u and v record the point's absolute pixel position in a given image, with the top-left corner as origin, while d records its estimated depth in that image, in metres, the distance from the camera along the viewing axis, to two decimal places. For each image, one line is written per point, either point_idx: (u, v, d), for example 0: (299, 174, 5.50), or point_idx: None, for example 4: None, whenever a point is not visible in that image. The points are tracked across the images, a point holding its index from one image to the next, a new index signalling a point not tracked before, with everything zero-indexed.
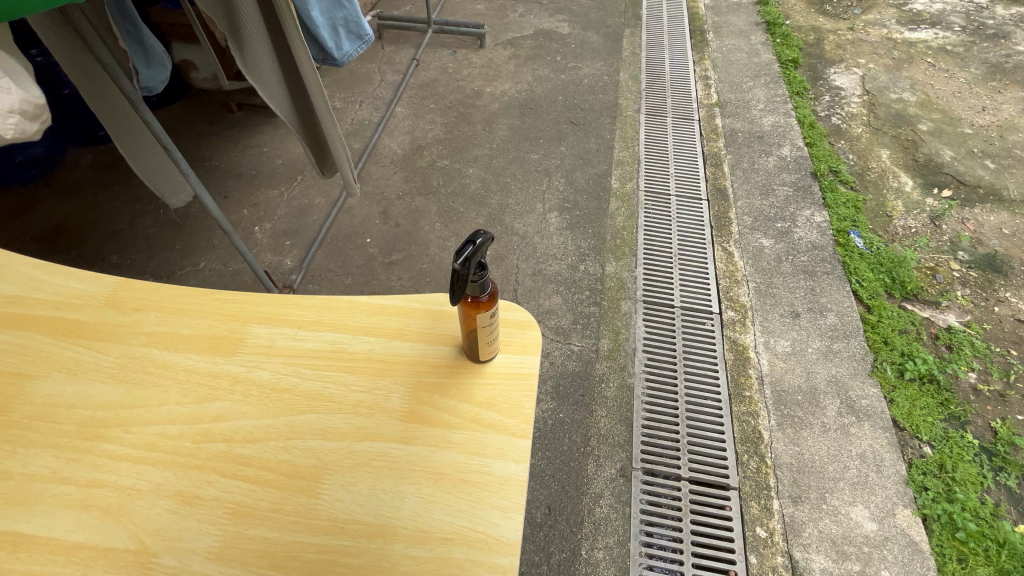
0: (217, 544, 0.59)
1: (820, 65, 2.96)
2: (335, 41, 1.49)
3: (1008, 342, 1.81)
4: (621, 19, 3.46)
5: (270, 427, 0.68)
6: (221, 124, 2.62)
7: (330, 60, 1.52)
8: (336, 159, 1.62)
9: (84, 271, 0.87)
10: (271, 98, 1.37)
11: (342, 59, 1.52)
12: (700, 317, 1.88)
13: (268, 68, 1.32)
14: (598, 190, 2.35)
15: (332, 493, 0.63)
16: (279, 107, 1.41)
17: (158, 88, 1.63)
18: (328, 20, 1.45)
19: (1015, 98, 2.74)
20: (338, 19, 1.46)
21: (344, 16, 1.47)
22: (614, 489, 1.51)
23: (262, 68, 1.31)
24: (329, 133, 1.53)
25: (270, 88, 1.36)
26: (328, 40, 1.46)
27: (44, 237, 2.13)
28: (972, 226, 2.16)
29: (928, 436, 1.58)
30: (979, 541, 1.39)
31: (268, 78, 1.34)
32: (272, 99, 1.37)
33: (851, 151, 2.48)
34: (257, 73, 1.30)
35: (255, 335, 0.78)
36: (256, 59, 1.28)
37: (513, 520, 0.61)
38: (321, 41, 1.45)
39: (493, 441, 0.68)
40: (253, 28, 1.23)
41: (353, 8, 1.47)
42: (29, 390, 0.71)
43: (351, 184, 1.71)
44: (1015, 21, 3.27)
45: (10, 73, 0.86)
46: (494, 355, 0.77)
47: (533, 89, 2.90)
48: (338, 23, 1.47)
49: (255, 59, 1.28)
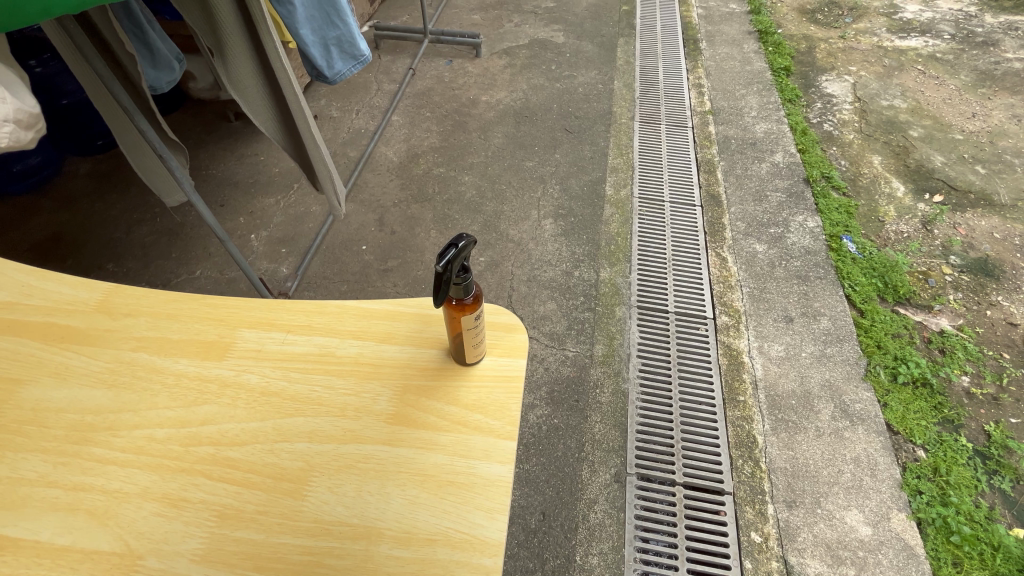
0: (203, 546, 0.59)
1: (812, 73, 3.00)
2: (327, 60, 1.51)
3: (1001, 345, 1.82)
4: (616, 28, 3.50)
5: (257, 430, 0.69)
6: (218, 133, 2.64)
7: (322, 77, 1.55)
8: (321, 178, 1.64)
9: (75, 277, 0.87)
10: (254, 112, 1.41)
11: (334, 77, 1.54)
12: (695, 322, 1.89)
13: (252, 84, 1.36)
14: (593, 197, 2.36)
15: (318, 495, 0.63)
16: (263, 122, 1.45)
17: (165, 88, 1.65)
18: (320, 38, 1.47)
19: (1005, 105, 2.77)
20: (330, 38, 1.47)
21: (338, 36, 1.47)
22: (609, 495, 1.51)
23: (245, 84, 1.35)
24: (313, 152, 1.54)
25: (254, 104, 1.40)
26: (319, 58, 1.49)
27: (40, 246, 2.14)
28: (964, 231, 2.18)
29: (921, 440, 1.59)
30: (973, 544, 1.39)
31: (252, 94, 1.38)
32: (254, 114, 1.41)
33: (843, 157, 2.50)
34: (240, 88, 1.34)
35: (245, 339, 0.79)
36: (241, 76, 1.33)
37: (496, 521, 0.61)
38: (312, 59, 1.48)
39: (479, 443, 0.68)
40: (239, 47, 1.28)
41: (346, 30, 1.47)
42: (18, 396, 0.71)
43: (336, 204, 1.73)
44: (1003, 29, 3.32)
45: (6, 84, 0.87)
46: (482, 358, 0.77)
47: (528, 97, 2.93)
48: (331, 43, 1.49)
49: (239, 76, 1.32)
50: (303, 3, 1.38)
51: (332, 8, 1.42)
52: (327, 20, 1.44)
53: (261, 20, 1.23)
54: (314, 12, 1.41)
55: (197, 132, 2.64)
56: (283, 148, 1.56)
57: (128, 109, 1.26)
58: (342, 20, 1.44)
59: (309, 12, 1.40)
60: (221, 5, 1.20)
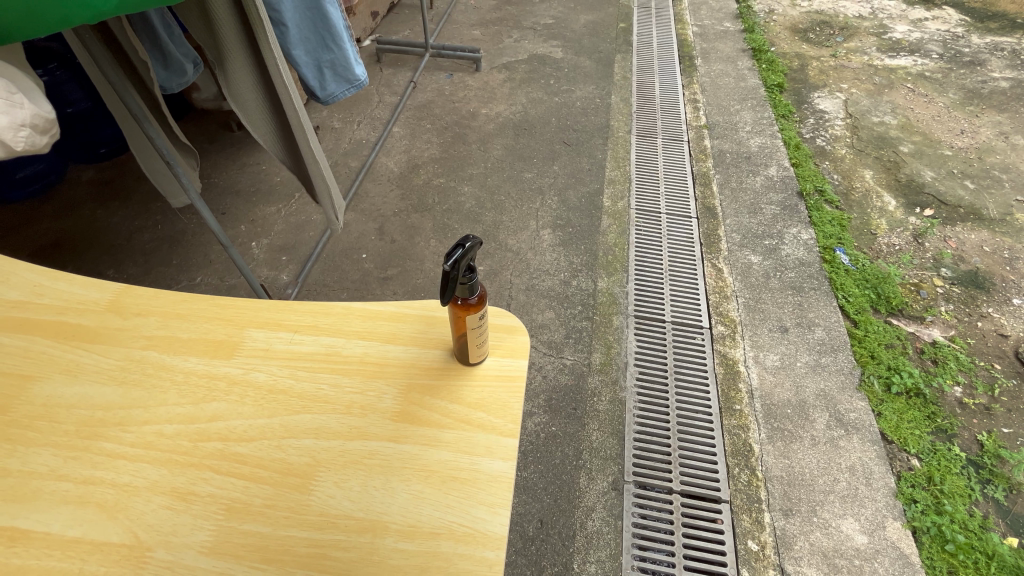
0: (211, 539, 0.60)
1: (804, 89, 3.07)
2: (320, 81, 1.55)
3: (992, 356, 1.85)
4: (613, 44, 3.58)
5: (264, 427, 0.70)
6: (221, 143, 2.67)
7: (315, 97, 1.58)
8: (320, 192, 1.66)
9: (86, 278, 0.89)
10: (253, 125, 1.46)
11: (326, 98, 1.58)
12: (691, 332, 1.91)
13: (252, 97, 1.41)
14: (591, 208, 2.40)
15: (324, 490, 0.65)
16: (261, 134, 1.49)
17: (175, 89, 1.73)
18: (313, 60, 1.51)
19: (992, 122, 2.84)
20: (324, 62, 1.51)
21: (331, 60, 1.51)
22: (607, 502, 1.52)
23: (244, 97, 1.40)
24: (312, 167, 1.57)
25: (252, 116, 1.44)
26: (311, 79, 1.53)
27: (41, 252, 2.15)
28: (954, 244, 2.22)
29: (915, 449, 1.61)
30: (968, 553, 1.41)
31: (252, 107, 1.43)
32: (253, 126, 1.46)
33: (836, 171, 2.56)
34: (239, 101, 1.39)
35: (253, 339, 0.81)
36: (241, 90, 1.38)
37: (499, 515, 0.62)
38: (304, 79, 1.53)
39: (481, 439, 0.70)
40: (239, 61, 1.32)
41: (340, 54, 1.50)
42: (30, 392, 0.72)
43: (334, 217, 1.76)
44: (989, 50, 3.41)
45: (24, 90, 0.90)
46: (484, 358, 0.79)
47: (527, 110, 2.99)
48: (324, 65, 1.52)
49: (239, 89, 1.37)
50: (298, 25, 1.43)
51: (328, 33, 1.45)
52: (321, 44, 1.48)
53: (259, 39, 1.26)
54: (309, 34, 1.46)
55: (199, 142, 2.67)
56: (280, 159, 1.60)
57: (138, 116, 1.28)
58: (336, 45, 1.48)
59: (303, 33, 1.45)
60: (223, 22, 1.24)
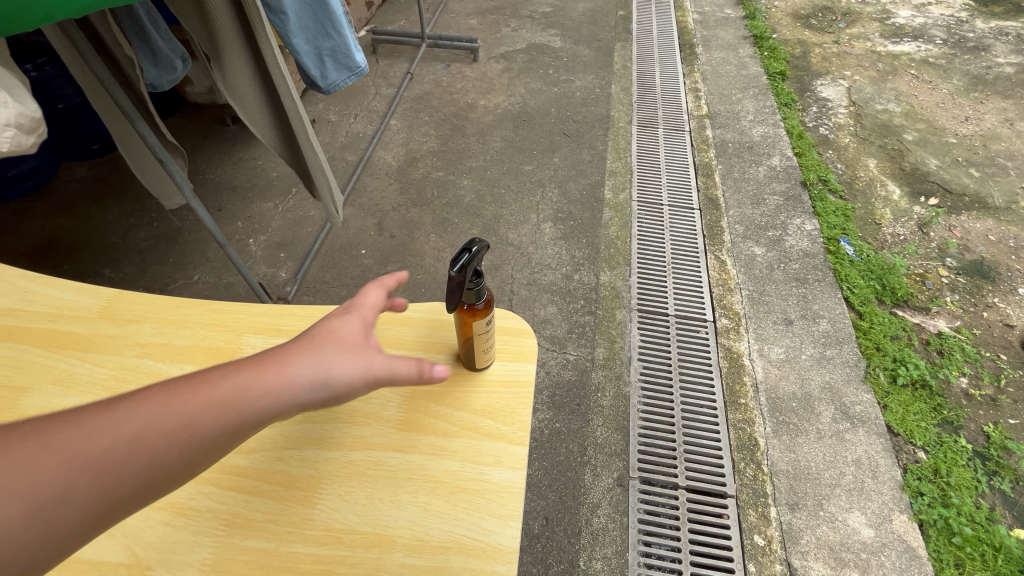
0: (212, 556, 0.59)
1: (807, 77, 3.02)
2: (321, 70, 1.51)
3: (998, 346, 1.83)
4: (612, 33, 3.52)
5: (265, 437, 0.69)
6: (216, 137, 2.63)
7: (317, 86, 1.55)
8: (319, 187, 1.63)
9: (78, 283, 0.86)
10: (251, 119, 1.42)
11: (328, 87, 1.55)
12: (695, 325, 1.89)
13: (249, 90, 1.37)
14: (592, 201, 2.37)
15: (328, 504, 0.62)
16: (259, 129, 1.46)
17: (165, 86, 1.69)
18: (314, 48, 1.46)
19: (997, 108, 2.81)
20: (325, 50, 1.47)
21: (332, 47, 1.47)
22: (612, 499, 1.50)
23: (241, 90, 1.36)
24: (311, 161, 1.53)
25: (250, 109, 1.41)
26: (313, 69, 1.49)
27: (35, 251, 2.12)
28: (959, 233, 2.20)
29: (921, 441, 1.59)
30: (975, 546, 1.40)
31: (249, 101, 1.39)
32: (251, 120, 1.42)
33: (839, 160, 2.52)
34: (236, 96, 1.36)
35: (251, 346, 0.78)
36: (238, 83, 1.34)
37: (511, 527, 0.61)
38: (306, 69, 1.48)
39: (490, 448, 0.68)
40: (235, 53, 1.29)
41: (341, 41, 1.46)
42: (23, 403, 0.70)
43: (334, 212, 1.72)
44: (994, 34, 3.36)
45: (8, 88, 0.86)
46: (491, 363, 0.77)
47: (526, 101, 2.94)
48: (325, 53, 1.48)
49: (235, 82, 1.33)
50: (297, 13, 1.38)
51: (327, 19, 1.41)
52: (321, 31, 1.43)
53: (256, 29, 1.22)
54: (309, 22, 1.41)
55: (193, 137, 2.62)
56: (279, 154, 1.56)
57: (128, 113, 1.24)
58: (337, 31, 1.44)
59: (303, 22, 1.40)
60: (219, 13, 1.20)
